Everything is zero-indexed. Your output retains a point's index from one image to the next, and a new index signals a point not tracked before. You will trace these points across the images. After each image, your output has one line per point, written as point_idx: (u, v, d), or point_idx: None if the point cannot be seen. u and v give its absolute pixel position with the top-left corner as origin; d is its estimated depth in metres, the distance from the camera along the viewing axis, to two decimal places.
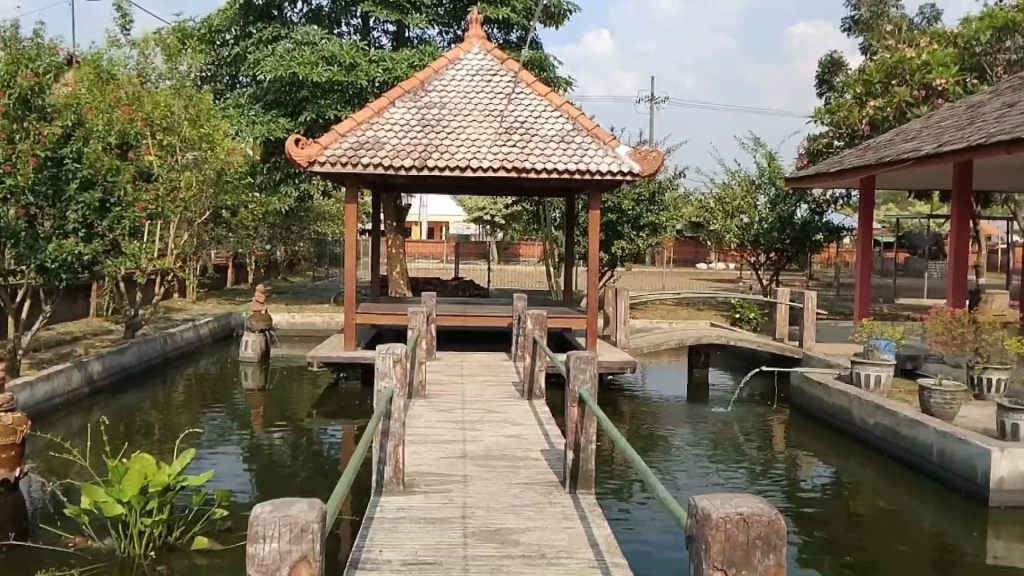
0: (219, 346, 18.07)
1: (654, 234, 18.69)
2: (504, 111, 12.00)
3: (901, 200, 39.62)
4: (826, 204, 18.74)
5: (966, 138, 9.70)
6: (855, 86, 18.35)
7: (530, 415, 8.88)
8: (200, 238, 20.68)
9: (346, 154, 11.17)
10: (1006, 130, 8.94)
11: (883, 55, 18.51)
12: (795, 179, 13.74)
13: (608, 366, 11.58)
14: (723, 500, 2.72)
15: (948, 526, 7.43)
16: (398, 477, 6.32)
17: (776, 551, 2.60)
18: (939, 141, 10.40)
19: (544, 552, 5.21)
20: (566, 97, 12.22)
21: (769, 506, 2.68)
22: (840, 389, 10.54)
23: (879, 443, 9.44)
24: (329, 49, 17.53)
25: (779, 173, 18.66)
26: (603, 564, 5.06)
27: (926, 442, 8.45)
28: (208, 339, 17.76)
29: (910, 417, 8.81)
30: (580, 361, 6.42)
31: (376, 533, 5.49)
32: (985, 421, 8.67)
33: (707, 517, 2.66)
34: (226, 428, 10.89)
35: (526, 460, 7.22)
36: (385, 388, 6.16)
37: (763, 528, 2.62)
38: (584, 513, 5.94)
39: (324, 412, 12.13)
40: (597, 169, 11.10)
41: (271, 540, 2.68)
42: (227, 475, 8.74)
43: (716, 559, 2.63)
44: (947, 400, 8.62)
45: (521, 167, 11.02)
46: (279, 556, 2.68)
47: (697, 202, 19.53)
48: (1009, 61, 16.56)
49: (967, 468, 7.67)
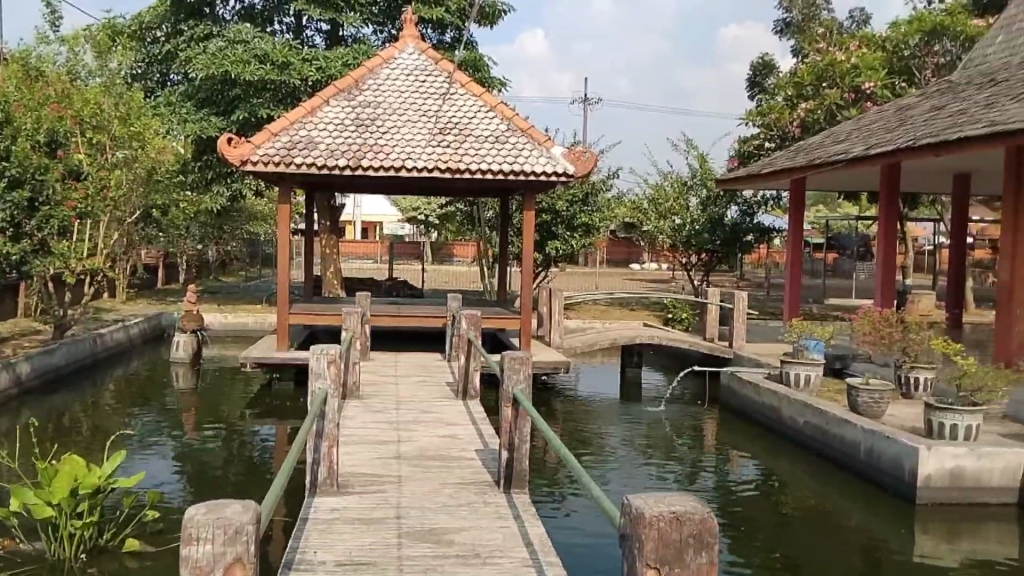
0: (150, 346, 17.43)
1: (588, 234, 18.72)
2: (439, 112, 11.81)
3: (830, 202, 40.72)
4: (756, 206, 18.99)
5: (895, 141, 9.89)
6: (787, 88, 18.59)
7: (465, 415, 8.72)
8: (129, 238, 19.92)
9: (279, 153, 10.84)
10: (933, 133, 9.13)
11: (814, 59, 18.87)
12: (728, 180, 13.85)
13: (542, 367, 11.49)
14: (658, 499, 2.61)
15: (878, 524, 7.51)
16: (331, 478, 6.12)
17: (711, 549, 2.49)
18: (870, 142, 10.58)
19: (478, 552, 5.06)
20: (501, 98, 12.09)
21: (701, 504, 2.58)
22: (769, 389, 10.65)
23: (808, 442, 9.56)
24: (261, 48, 17.06)
25: (711, 174, 18.87)
26: (537, 564, 4.91)
27: (853, 440, 8.57)
28: (138, 340, 17.10)
29: (837, 416, 8.93)
30: (515, 362, 6.30)
31: (309, 534, 5.25)
32: (912, 420, 8.81)
33: (640, 516, 2.55)
34: (155, 430, 10.45)
35: (460, 459, 7.05)
36: (319, 388, 5.96)
37: (695, 526, 2.51)
38: (518, 512, 5.81)
39: (256, 412, 11.76)
40: (531, 170, 11.00)
41: (205, 543, 2.46)
42: (159, 476, 8.38)
43: (651, 558, 2.51)
44: (875, 399, 8.75)
45: (456, 168, 10.86)
46: (213, 558, 2.47)
47: (629, 203, 19.67)
48: (937, 64, 16.94)
49: (895, 467, 7.79)
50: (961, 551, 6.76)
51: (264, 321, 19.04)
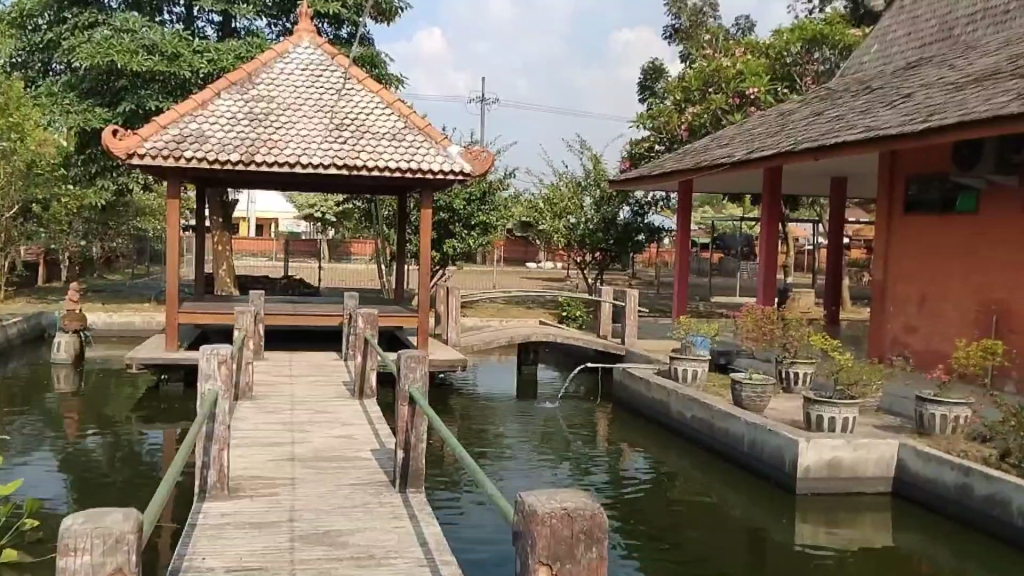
0: (29, 347, 16.46)
1: (485, 233, 18.79)
2: (335, 107, 11.62)
3: (716, 203, 42.16)
4: (647, 206, 19.47)
5: (776, 145, 10.33)
6: (675, 93, 19.12)
7: (361, 415, 8.61)
8: (6, 234, 18.74)
9: (169, 147, 10.45)
10: (812, 138, 9.59)
11: (701, 64, 19.51)
12: (620, 181, 14.15)
13: (439, 365, 11.46)
14: (549, 496, 2.66)
15: (760, 515, 7.82)
16: (222, 482, 5.93)
17: (600, 544, 2.56)
18: (753, 146, 11.02)
19: (373, 553, 5.01)
20: (397, 95, 11.99)
21: (592, 501, 2.64)
22: (659, 384, 10.95)
23: (695, 435, 9.89)
24: (150, 38, 16.36)
25: (603, 175, 19.25)
26: (432, 563, 4.90)
27: (738, 433, 8.91)
28: (17, 341, 16.12)
29: (723, 410, 9.26)
30: (411, 360, 6.26)
31: (198, 540, 5.10)
32: (793, 413, 9.22)
33: (532, 513, 2.58)
34: (34, 435, 9.88)
35: (354, 459, 6.97)
36: (210, 389, 5.78)
37: (586, 521, 2.57)
38: (414, 512, 5.78)
39: (143, 415, 11.28)
40: (428, 168, 10.96)
41: (84, 553, 2.35)
42: (39, 484, 7.94)
43: (543, 555, 2.56)
44: (758, 394, 9.12)
45: (353, 165, 10.71)
46: (93, 569, 2.36)
47: (526, 202, 19.84)
48: (817, 71, 17.97)
49: (776, 458, 8.14)
50: (837, 537, 7.13)
51: (152, 320, 18.27)
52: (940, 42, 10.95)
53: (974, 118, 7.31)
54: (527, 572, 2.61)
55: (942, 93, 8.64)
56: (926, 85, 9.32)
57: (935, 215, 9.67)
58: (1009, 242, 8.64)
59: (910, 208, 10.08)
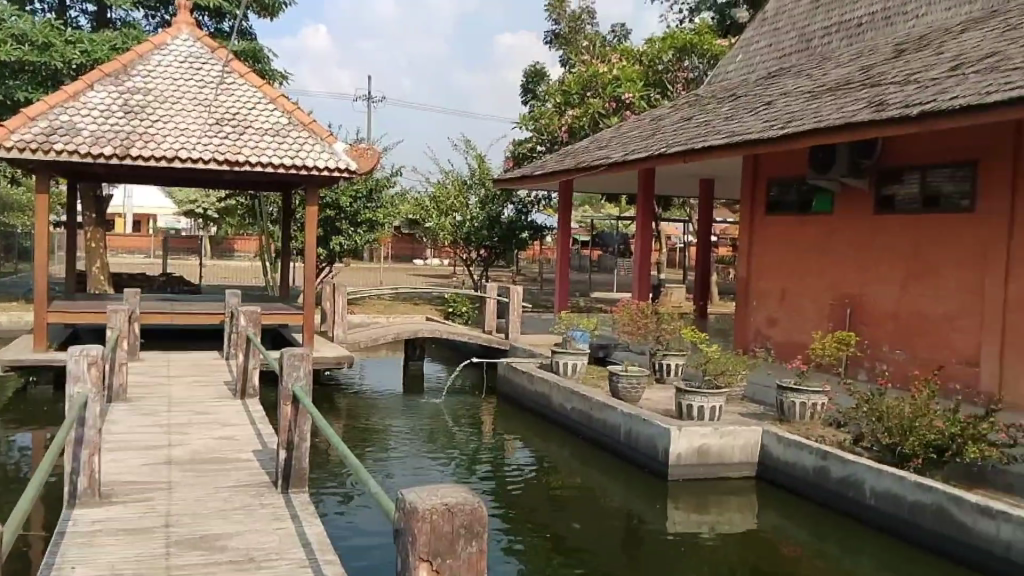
0: None
1: (371, 230, 18.73)
2: (215, 101, 11.39)
3: (595, 203, 43.26)
4: (531, 205, 19.87)
5: (650, 148, 10.81)
6: (556, 95, 19.53)
7: (243, 415, 8.54)
8: None
9: (37, 139, 10.02)
10: (682, 142, 10.10)
11: (580, 69, 20.07)
12: (503, 180, 14.43)
13: (324, 362, 11.43)
14: (430, 492, 2.85)
15: (635, 501, 8.08)
16: (93, 488, 5.81)
17: (480, 538, 2.76)
18: (628, 149, 11.48)
19: (253, 556, 5.07)
20: (280, 90, 11.86)
21: (472, 496, 2.83)
22: (541, 377, 11.28)
23: (575, 426, 10.27)
24: (20, 27, 15.56)
25: (488, 174, 19.52)
26: (315, 564, 5.02)
27: (614, 423, 9.32)
28: None
29: (601, 402, 9.67)
30: (295, 358, 6.31)
31: (68, 549, 5.00)
32: (665, 403, 9.70)
33: (415, 509, 2.75)
34: None
35: (235, 461, 6.95)
36: (78, 391, 5.65)
37: (466, 515, 2.76)
38: (296, 512, 5.85)
39: (13, 419, 10.78)
40: (312, 165, 10.90)
41: None
42: None
43: (424, 551, 2.74)
44: (634, 384, 9.55)
45: (234, 160, 10.55)
46: None
47: (412, 200, 19.90)
48: (687, 78, 18.78)
49: (649, 445, 8.50)
50: (706, 518, 7.44)
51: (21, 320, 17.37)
52: (800, 52, 11.70)
53: (828, 125, 7.91)
54: (409, 568, 2.79)
55: (800, 101, 9.26)
56: (786, 93, 9.96)
57: (794, 215, 10.36)
58: (861, 241, 9.37)
59: (773, 209, 10.75)
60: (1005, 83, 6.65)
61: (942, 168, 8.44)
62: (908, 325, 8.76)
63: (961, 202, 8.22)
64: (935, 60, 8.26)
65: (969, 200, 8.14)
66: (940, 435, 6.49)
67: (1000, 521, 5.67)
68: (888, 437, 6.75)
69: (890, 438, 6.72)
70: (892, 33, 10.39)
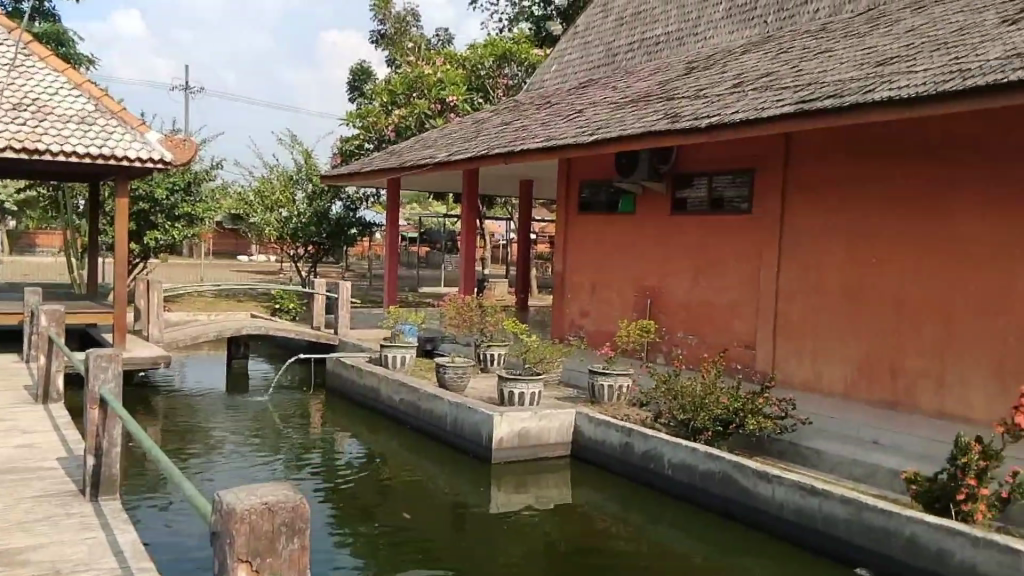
0: None
1: (191, 225, 18.22)
2: (12, 85, 10.83)
3: (423, 201, 43.73)
4: (358, 202, 20.02)
5: (472, 149, 11.36)
6: (382, 94, 19.85)
7: (47, 422, 8.26)
8: None
9: None
10: (503, 144, 10.71)
11: (405, 69, 20.42)
12: (329, 176, 14.55)
13: (140, 363, 11.17)
14: (249, 492, 2.69)
15: (462, 484, 8.40)
16: None
17: (302, 534, 2.62)
18: (452, 149, 11.97)
19: (60, 568, 4.99)
20: (86, 76, 11.43)
21: (294, 493, 2.70)
22: (369, 371, 11.55)
23: (403, 417, 10.63)
24: None
25: (314, 170, 19.51)
26: (128, 571, 5.00)
27: (441, 412, 9.72)
28: None
29: (428, 392, 10.06)
30: (102, 360, 6.22)
31: None
32: (488, 391, 10.26)
33: (231, 512, 2.59)
34: None
35: (37, 471, 6.78)
36: None
37: (288, 514, 2.63)
38: (106, 521, 5.82)
39: None
40: (122, 154, 10.58)
41: None
42: None
43: (243, 552, 2.58)
44: (460, 374, 10.04)
45: (34, 147, 10.09)
46: None
47: (235, 195, 19.51)
48: (507, 85, 19.47)
49: (474, 432, 8.90)
50: (527, 499, 7.80)
51: None
52: (607, 65, 12.61)
53: (631, 132, 8.71)
54: (226, 572, 2.63)
55: (607, 110, 10.08)
56: (595, 102, 10.78)
57: (601, 215, 11.25)
58: (660, 239, 10.33)
59: (583, 209, 11.59)
60: (776, 100, 7.65)
61: (725, 174, 9.50)
62: (697, 314, 9.78)
63: (741, 204, 9.29)
64: (721, 77, 9.28)
65: (748, 203, 9.21)
66: (725, 410, 7.22)
67: (776, 483, 6.23)
68: (682, 413, 7.42)
69: (684, 414, 7.41)
70: (686, 50, 11.48)
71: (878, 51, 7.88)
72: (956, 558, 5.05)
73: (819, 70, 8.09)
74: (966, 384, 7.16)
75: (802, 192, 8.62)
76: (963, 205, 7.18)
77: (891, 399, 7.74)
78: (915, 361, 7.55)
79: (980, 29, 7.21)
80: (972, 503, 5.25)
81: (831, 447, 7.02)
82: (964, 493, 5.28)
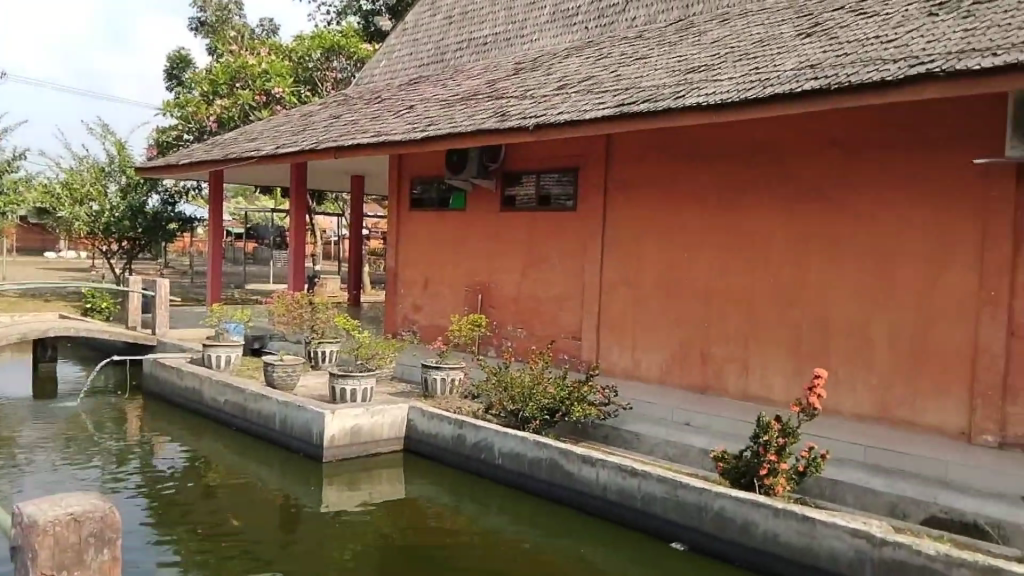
0: None
1: None
2: None
3: (248, 196, 42.21)
4: (178, 195, 19.08)
5: (300, 142, 11.14)
6: (202, 84, 19.03)
7: None
8: None
9: None
10: (332, 138, 10.58)
11: (228, 59, 19.68)
12: (145, 168, 13.80)
13: None
14: (56, 503, 2.57)
15: (290, 484, 8.19)
16: None
17: (114, 544, 2.56)
18: (279, 142, 11.67)
19: None
20: None
21: (104, 501, 2.62)
22: (192, 371, 11.07)
23: (230, 418, 10.27)
24: None
25: (129, 161, 18.37)
26: None
27: (269, 412, 9.47)
28: None
29: (255, 392, 9.77)
30: None
31: None
32: (319, 389, 10.10)
33: (34, 524, 2.47)
34: None
35: None
36: None
37: (98, 523, 2.55)
38: None
39: None
40: None
41: None
42: None
43: (48, 566, 2.47)
44: (289, 372, 9.82)
45: None
46: None
47: (38, 186, 18.07)
48: (336, 78, 19.24)
49: (305, 430, 8.71)
50: (358, 495, 7.71)
51: None
52: (436, 63, 12.70)
53: (461, 129, 8.86)
54: None
55: (436, 107, 10.18)
56: (425, 99, 10.86)
57: (433, 212, 11.35)
58: (490, 236, 10.56)
59: (415, 205, 11.66)
60: (596, 103, 8.04)
61: (551, 172, 9.83)
62: (526, 309, 10.09)
63: (566, 202, 9.67)
64: (546, 79, 9.60)
65: (573, 200, 9.59)
66: (553, 399, 7.51)
67: (599, 467, 6.42)
68: (512, 403, 7.65)
69: (514, 405, 7.64)
70: (512, 51, 11.76)
71: (689, 59, 8.42)
72: (761, 528, 5.40)
73: (636, 75, 8.55)
74: (766, 368, 7.86)
75: (620, 189, 9.09)
76: (762, 203, 7.87)
77: (701, 383, 8.35)
78: (722, 347, 8.19)
79: (779, 41, 7.88)
80: (772, 477, 5.72)
81: (648, 430, 7.47)
82: (766, 469, 5.73)
